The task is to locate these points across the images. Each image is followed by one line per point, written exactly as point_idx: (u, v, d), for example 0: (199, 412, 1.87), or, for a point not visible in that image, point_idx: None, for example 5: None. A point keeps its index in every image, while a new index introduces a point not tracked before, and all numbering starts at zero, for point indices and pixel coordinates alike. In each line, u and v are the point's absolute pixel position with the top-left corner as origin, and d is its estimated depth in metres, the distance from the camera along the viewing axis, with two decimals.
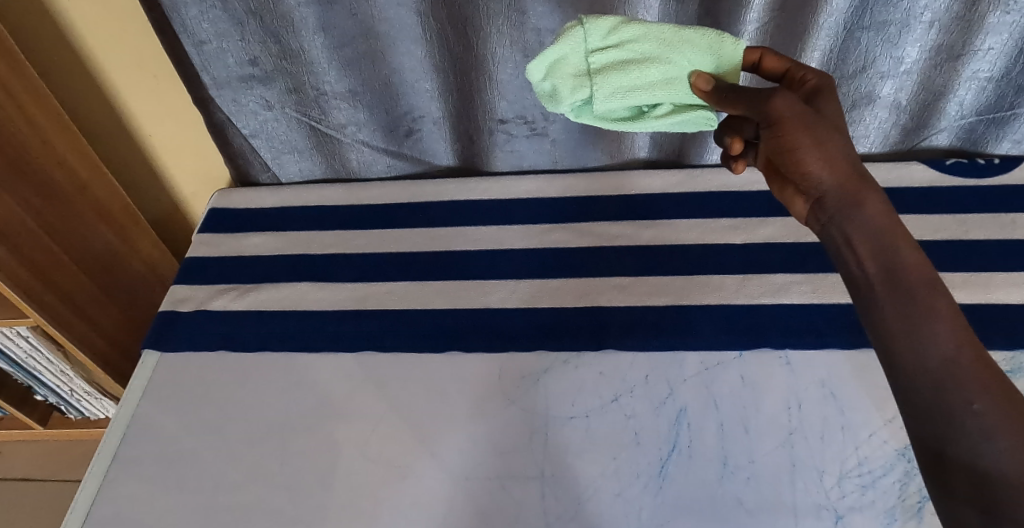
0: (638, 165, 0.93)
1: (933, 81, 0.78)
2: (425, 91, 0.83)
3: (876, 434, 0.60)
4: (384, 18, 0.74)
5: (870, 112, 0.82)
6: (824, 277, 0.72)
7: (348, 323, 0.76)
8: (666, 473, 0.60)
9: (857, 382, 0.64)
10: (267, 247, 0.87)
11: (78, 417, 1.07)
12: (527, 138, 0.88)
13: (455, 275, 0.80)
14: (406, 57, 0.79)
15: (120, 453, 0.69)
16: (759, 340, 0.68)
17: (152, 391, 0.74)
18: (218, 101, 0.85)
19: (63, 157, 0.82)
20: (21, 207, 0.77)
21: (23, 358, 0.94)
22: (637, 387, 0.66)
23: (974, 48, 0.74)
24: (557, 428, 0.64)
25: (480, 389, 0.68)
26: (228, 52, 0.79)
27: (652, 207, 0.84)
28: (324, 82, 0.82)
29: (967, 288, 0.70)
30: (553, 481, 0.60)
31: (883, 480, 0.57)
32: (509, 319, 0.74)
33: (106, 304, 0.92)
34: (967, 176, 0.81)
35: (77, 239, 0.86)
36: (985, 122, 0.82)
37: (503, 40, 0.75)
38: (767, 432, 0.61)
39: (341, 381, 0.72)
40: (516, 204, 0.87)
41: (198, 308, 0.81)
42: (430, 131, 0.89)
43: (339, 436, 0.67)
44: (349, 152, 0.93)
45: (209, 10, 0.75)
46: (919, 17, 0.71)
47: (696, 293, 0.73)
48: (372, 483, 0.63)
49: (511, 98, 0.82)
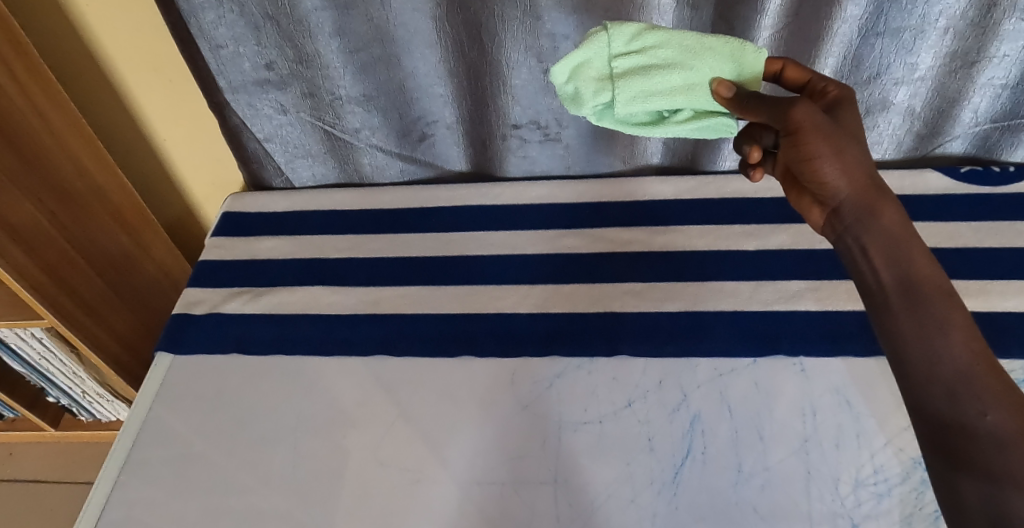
0: (651, 172, 0.93)
1: (947, 88, 0.78)
2: (439, 97, 0.84)
3: (891, 442, 0.60)
4: (399, 23, 0.75)
5: (884, 118, 0.82)
6: (839, 284, 0.72)
7: (361, 327, 0.77)
8: (680, 480, 0.59)
9: (873, 390, 0.63)
10: (280, 251, 0.88)
11: (90, 420, 1.08)
12: (540, 143, 0.88)
13: (467, 279, 0.80)
14: (420, 62, 0.80)
15: (133, 455, 0.69)
16: (774, 347, 0.67)
17: (165, 393, 0.74)
18: (233, 105, 0.85)
19: (79, 160, 0.83)
20: (36, 207, 0.78)
21: (37, 360, 0.95)
22: (650, 393, 0.66)
23: (989, 54, 0.74)
24: (569, 433, 0.64)
25: (493, 394, 0.68)
26: (244, 56, 0.80)
27: (665, 213, 0.84)
28: (339, 86, 0.83)
29: (982, 296, 0.69)
30: (566, 487, 0.60)
31: (898, 488, 0.57)
32: (521, 323, 0.74)
33: (119, 307, 0.93)
34: (982, 184, 0.81)
35: (91, 240, 0.86)
36: (999, 129, 0.82)
37: (518, 45, 0.75)
38: (781, 439, 0.61)
39: (353, 385, 0.72)
40: (528, 210, 0.87)
41: (211, 311, 0.81)
42: (444, 136, 0.90)
43: (352, 440, 0.67)
44: (363, 157, 0.93)
45: (227, 14, 0.75)
46: (933, 23, 0.71)
47: (710, 299, 0.73)
48: (383, 487, 0.63)
49: (525, 104, 0.82)
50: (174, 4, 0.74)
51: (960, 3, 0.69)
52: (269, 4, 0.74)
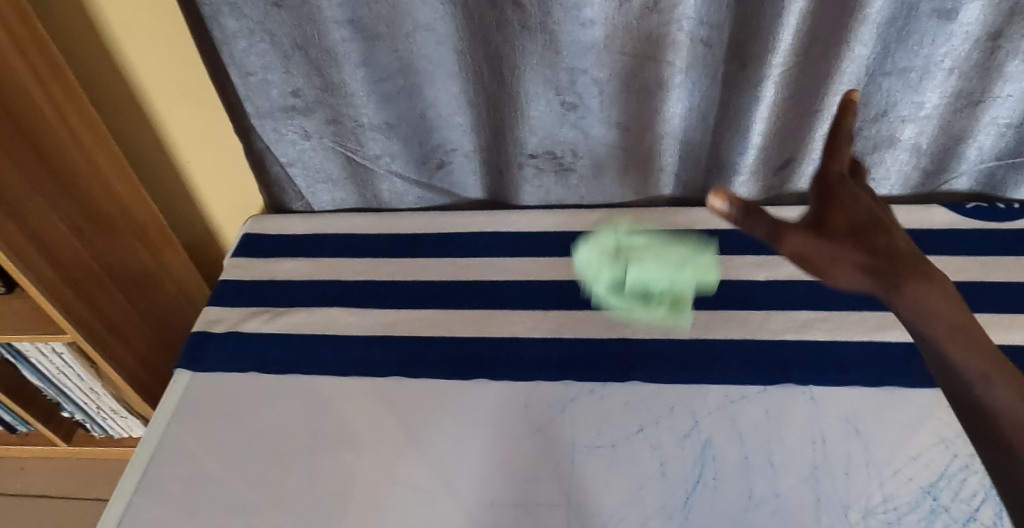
0: (663, 202, 0.95)
1: (953, 125, 0.80)
2: (458, 126, 0.87)
3: (900, 471, 0.60)
4: (422, 55, 0.78)
5: (891, 154, 0.84)
6: (848, 315, 0.74)
7: (377, 348, 0.78)
8: (691, 505, 0.59)
9: (881, 420, 0.64)
10: (300, 272, 0.90)
11: (102, 436, 1.09)
12: (555, 172, 0.91)
13: (482, 303, 0.82)
14: (442, 92, 0.83)
15: (148, 473, 0.70)
16: (784, 376, 0.68)
17: (183, 409, 0.76)
18: (259, 130, 0.89)
19: (108, 179, 0.86)
20: (65, 224, 0.80)
21: (54, 374, 0.97)
22: (662, 418, 0.67)
23: (993, 95, 0.76)
24: (581, 457, 0.64)
25: (508, 417, 0.69)
26: (272, 83, 0.83)
27: (676, 242, 0.86)
28: (362, 114, 0.86)
29: (989, 328, 0.70)
30: (579, 509, 0.61)
31: (908, 517, 0.57)
32: (535, 347, 0.75)
33: (138, 324, 0.95)
34: (989, 219, 0.82)
35: (116, 259, 0.89)
36: (1004, 167, 0.84)
37: (537, 77, 0.78)
38: (792, 465, 0.61)
39: (367, 405, 0.73)
40: (542, 237, 0.89)
41: (231, 329, 0.83)
42: (462, 163, 0.93)
43: (364, 460, 0.68)
44: (381, 183, 0.96)
45: (258, 44, 0.79)
46: (939, 64, 0.74)
47: (721, 327, 0.74)
48: (395, 506, 0.63)
49: (542, 134, 0.85)
50: (209, 33, 0.78)
51: (964, 46, 0.72)
52: (298, 35, 0.78)
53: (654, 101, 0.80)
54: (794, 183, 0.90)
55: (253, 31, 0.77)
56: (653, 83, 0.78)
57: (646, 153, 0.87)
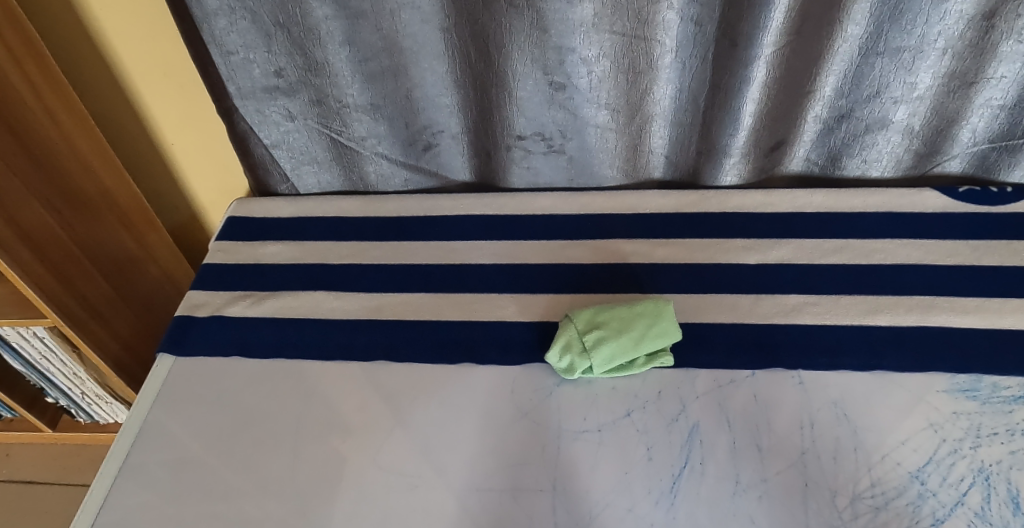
0: (653, 185, 0.94)
1: (946, 107, 0.79)
2: (446, 106, 0.86)
3: (888, 456, 0.60)
4: (407, 34, 0.77)
5: (883, 136, 0.83)
6: (838, 299, 0.73)
7: (363, 333, 0.77)
8: (677, 489, 0.59)
9: (868, 404, 0.64)
10: (285, 256, 0.88)
11: (87, 421, 1.08)
12: (544, 154, 0.89)
13: (468, 287, 0.81)
14: (428, 73, 0.81)
15: (130, 459, 0.69)
16: (772, 360, 0.68)
17: (165, 395, 0.75)
18: (242, 111, 0.87)
19: (88, 161, 0.83)
20: (43, 205, 0.78)
21: (37, 360, 0.95)
22: (649, 403, 0.66)
23: (987, 76, 0.75)
24: (567, 442, 0.64)
25: (494, 403, 0.68)
26: (254, 63, 0.81)
27: (665, 225, 0.85)
28: (347, 94, 0.84)
29: (979, 312, 0.70)
30: (564, 494, 0.60)
31: (895, 502, 0.56)
32: (522, 331, 0.75)
33: (121, 308, 0.93)
34: (981, 203, 0.82)
35: (98, 243, 0.88)
36: (997, 149, 0.83)
37: (525, 57, 0.76)
38: (779, 450, 0.61)
39: (353, 390, 0.72)
40: (532, 220, 0.88)
41: (215, 314, 0.82)
42: (449, 145, 0.91)
43: (349, 447, 0.67)
44: (368, 165, 0.94)
45: (238, 21, 0.76)
46: (932, 44, 0.72)
47: (710, 311, 0.74)
48: (380, 492, 0.63)
49: (531, 115, 0.83)
50: (189, 10, 0.76)
51: (957, 25, 0.71)
52: (280, 12, 0.75)
53: (645, 81, 0.79)
54: (785, 165, 0.89)
55: (233, 9, 0.75)
56: (643, 63, 0.77)
57: (636, 135, 0.86)
